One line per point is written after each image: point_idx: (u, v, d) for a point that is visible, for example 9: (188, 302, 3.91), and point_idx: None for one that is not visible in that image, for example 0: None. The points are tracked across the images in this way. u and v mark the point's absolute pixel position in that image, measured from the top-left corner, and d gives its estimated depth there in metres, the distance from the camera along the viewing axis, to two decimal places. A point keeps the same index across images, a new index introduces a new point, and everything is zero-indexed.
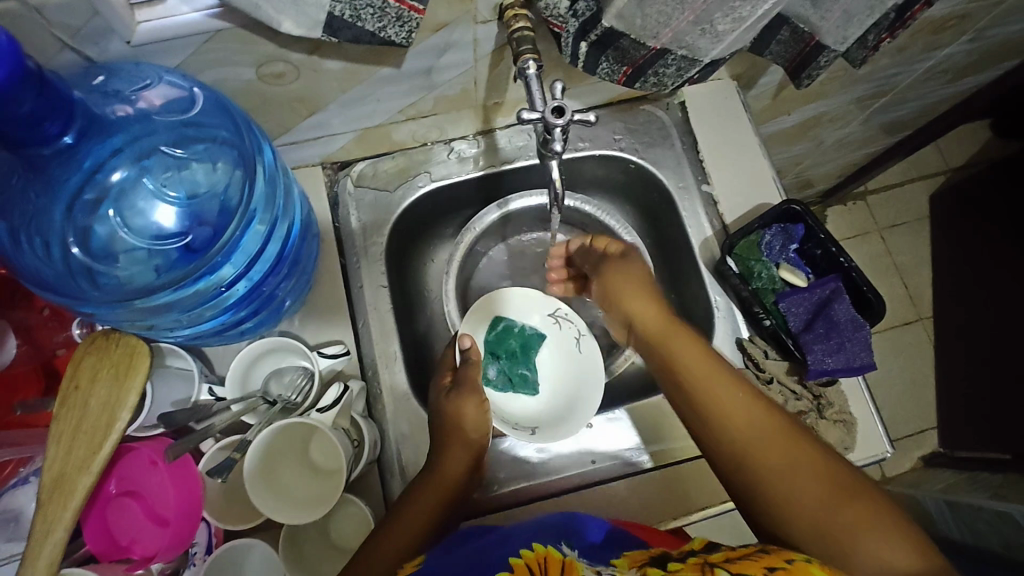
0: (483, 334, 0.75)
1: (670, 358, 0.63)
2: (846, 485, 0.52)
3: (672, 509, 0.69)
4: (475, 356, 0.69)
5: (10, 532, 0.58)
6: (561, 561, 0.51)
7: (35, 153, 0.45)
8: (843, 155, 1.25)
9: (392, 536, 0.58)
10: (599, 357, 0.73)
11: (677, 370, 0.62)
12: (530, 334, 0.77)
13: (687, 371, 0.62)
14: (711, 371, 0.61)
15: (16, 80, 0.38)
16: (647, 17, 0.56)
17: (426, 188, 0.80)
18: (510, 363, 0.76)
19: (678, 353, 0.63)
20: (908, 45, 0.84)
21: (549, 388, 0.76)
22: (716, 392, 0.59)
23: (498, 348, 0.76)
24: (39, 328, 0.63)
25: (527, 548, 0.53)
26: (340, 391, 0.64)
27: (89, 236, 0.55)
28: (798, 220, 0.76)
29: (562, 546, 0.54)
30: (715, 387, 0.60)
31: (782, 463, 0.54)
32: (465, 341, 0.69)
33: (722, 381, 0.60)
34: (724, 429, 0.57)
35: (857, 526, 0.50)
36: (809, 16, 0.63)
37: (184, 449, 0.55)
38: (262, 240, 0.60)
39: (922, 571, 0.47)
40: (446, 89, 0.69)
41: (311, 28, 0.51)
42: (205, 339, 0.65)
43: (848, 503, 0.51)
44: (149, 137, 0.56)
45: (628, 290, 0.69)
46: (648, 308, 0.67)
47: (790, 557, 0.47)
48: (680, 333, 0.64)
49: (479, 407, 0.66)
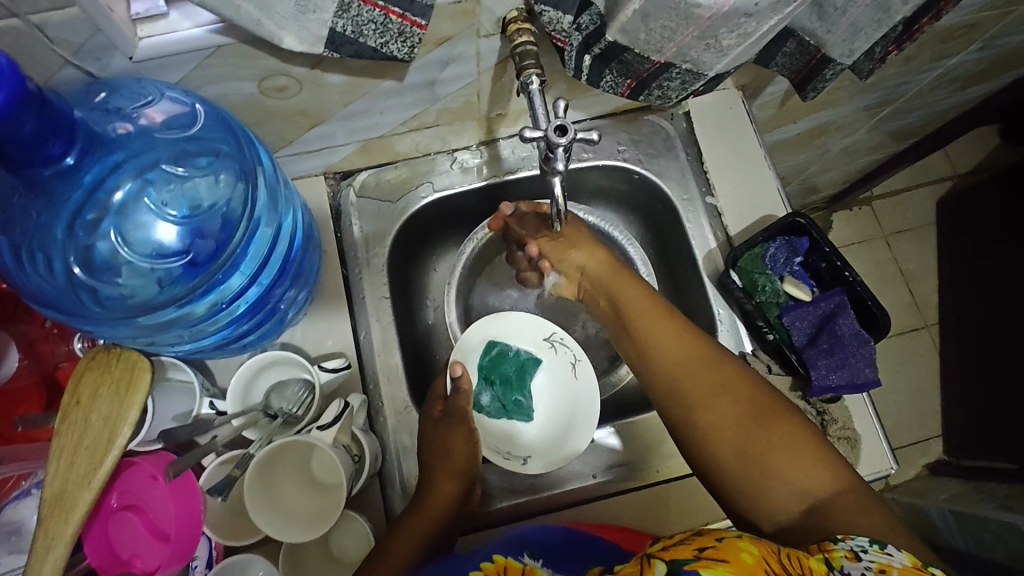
0: (477, 359, 0.75)
1: (621, 302, 0.69)
2: (769, 409, 0.58)
3: (672, 524, 0.69)
4: (466, 385, 0.70)
5: (11, 546, 0.58)
6: (522, 567, 0.52)
7: (36, 173, 0.45)
8: (849, 162, 1.24)
9: (386, 552, 0.59)
10: (595, 384, 0.73)
11: (627, 315, 0.68)
12: (524, 359, 0.76)
13: (636, 312, 0.67)
14: (657, 313, 0.66)
15: (18, 102, 0.38)
16: (651, 31, 0.55)
17: (429, 198, 0.79)
18: (504, 390, 0.74)
19: (627, 297, 0.69)
20: (916, 54, 0.84)
21: (545, 412, 0.75)
22: (661, 331, 0.65)
23: (493, 374, 0.74)
24: (41, 340, 0.63)
25: (489, 561, 0.54)
26: (340, 407, 0.63)
27: (91, 254, 0.55)
28: (803, 233, 0.75)
29: (525, 556, 0.56)
30: (660, 326, 0.65)
31: (717, 394, 0.60)
32: (456, 369, 0.70)
33: (667, 321, 0.65)
34: (666, 363, 0.63)
35: (779, 448, 0.55)
36: (815, 29, 0.63)
37: (187, 465, 0.55)
38: (270, 243, 0.60)
39: (832, 492, 0.53)
40: (449, 101, 0.69)
41: (313, 43, 0.51)
42: (207, 353, 0.65)
43: (772, 429, 0.57)
44: (150, 153, 0.56)
45: (575, 243, 0.74)
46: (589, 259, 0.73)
47: (721, 536, 0.47)
48: (624, 280, 0.70)
49: (468, 442, 0.68)
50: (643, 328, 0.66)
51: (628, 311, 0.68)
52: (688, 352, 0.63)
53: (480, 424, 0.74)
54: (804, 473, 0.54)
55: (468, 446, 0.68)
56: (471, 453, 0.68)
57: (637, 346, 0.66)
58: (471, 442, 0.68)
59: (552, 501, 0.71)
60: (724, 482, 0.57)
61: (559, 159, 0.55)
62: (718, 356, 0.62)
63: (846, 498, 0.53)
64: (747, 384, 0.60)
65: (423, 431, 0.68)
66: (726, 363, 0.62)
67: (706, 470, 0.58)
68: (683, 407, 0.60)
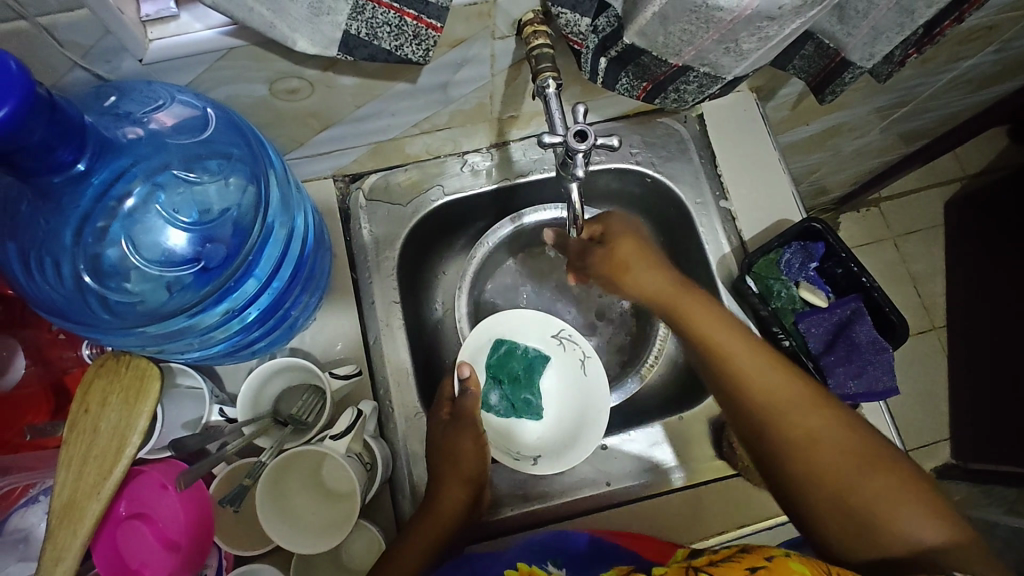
0: (484, 360, 0.74)
1: (697, 328, 0.63)
2: (869, 451, 0.54)
3: (686, 532, 0.69)
4: (474, 386, 0.69)
5: (21, 552, 0.57)
6: None
7: (46, 180, 0.44)
8: (860, 164, 1.23)
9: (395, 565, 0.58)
10: (604, 381, 0.72)
11: (705, 343, 0.62)
12: (533, 356, 0.75)
13: (718, 340, 0.62)
14: (742, 341, 0.62)
15: (27, 108, 0.37)
16: (670, 35, 0.54)
17: (439, 201, 0.78)
18: (513, 389, 0.74)
19: (704, 322, 0.63)
20: (932, 56, 0.82)
21: (555, 412, 0.75)
22: (748, 363, 0.60)
23: (500, 372, 0.74)
24: (49, 346, 0.62)
25: (513, 566, 0.59)
26: (354, 416, 0.61)
27: (100, 261, 0.54)
28: (819, 238, 0.74)
29: (548, 565, 0.59)
30: (747, 358, 0.60)
31: (816, 433, 0.56)
32: (464, 370, 0.69)
33: (753, 352, 0.61)
34: (756, 398, 0.59)
35: (892, 496, 0.51)
36: (836, 32, 0.61)
37: (196, 476, 0.54)
38: (284, 245, 0.59)
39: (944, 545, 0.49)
40: (462, 103, 0.68)
41: (326, 46, 0.50)
42: (217, 359, 0.64)
43: (878, 471, 0.53)
44: (161, 158, 0.55)
45: (637, 260, 0.68)
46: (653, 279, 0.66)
47: (769, 554, 0.49)
48: (697, 298, 0.65)
49: (477, 441, 0.66)
50: (726, 360, 0.61)
51: (706, 337, 0.62)
52: (778, 387, 0.59)
53: (487, 422, 0.74)
54: (913, 525, 0.50)
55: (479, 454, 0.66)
56: (480, 461, 0.66)
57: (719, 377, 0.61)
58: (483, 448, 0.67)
59: (563, 509, 0.71)
60: (827, 530, 0.53)
61: (578, 165, 0.54)
62: (811, 392, 0.58)
63: (964, 549, 0.49)
64: (845, 421, 0.57)
65: (433, 434, 0.67)
66: (819, 398, 0.58)
67: (805, 516, 0.54)
68: (777, 446, 0.56)
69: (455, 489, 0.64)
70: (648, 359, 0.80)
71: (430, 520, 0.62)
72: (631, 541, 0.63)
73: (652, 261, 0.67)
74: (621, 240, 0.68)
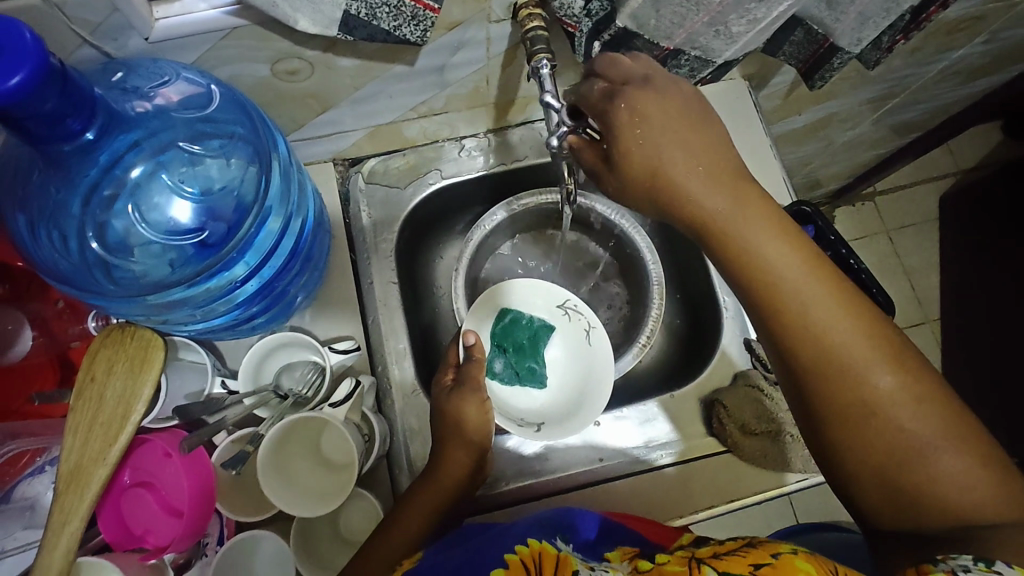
0: (489, 327, 0.75)
1: (751, 256, 0.48)
2: (929, 401, 0.46)
3: (674, 508, 0.71)
4: (478, 353, 0.68)
5: (27, 520, 0.60)
6: (556, 558, 0.52)
7: (56, 149, 0.45)
8: (852, 156, 1.25)
9: (392, 536, 0.60)
10: (609, 347, 0.73)
11: (759, 275, 0.48)
12: (537, 326, 0.77)
13: (776, 275, 0.48)
14: (809, 274, 0.48)
15: (42, 77, 0.38)
16: (661, 17, 0.56)
17: (436, 185, 0.80)
18: (517, 356, 0.75)
19: (767, 254, 0.48)
20: (921, 46, 0.84)
21: (557, 382, 0.77)
22: (814, 306, 0.47)
23: (505, 341, 0.75)
24: (55, 319, 0.64)
25: (522, 543, 0.55)
26: (352, 385, 0.64)
27: (106, 230, 0.55)
28: (809, 221, 0.76)
29: (557, 541, 0.56)
30: (814, 298, 0.48)
31: (884, 398, 0.46)
32: (469, 337, 0.68)
33: (821, 289, 0.48)
34: (817, 352, 0.47)
35: (965, 478, 0.44)
36: (824, 17, 0.63)
37: (200, 441, 0.58)
38: (277, 238, 0.61)
39: (998, 514, 0.43)
40: (458, 86, 0.70)
41: (327, 25, 0.51)
42: (218, 333, 0.66)
43: (941, 441, 0.45)
44: (168, 132, 0.56)
45: (684, 165, 0.49)
46: (716, 191, 0.49)
47: (776, 551, 0.46)
48: (756, 219, 0.49)
49: (482, 408, 0.65)
50: (784, 300, 0.48)
51: (761, 270, 0.48)
52: (849, 338, 0.47)
53: (492, 390, 0.74)
54: (964, 488, 0.44)
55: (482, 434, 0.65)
56: (480, 438, 0.65)
57: (770, 320, 0.49)
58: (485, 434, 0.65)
59: (556, 484, 0.72)
60: (868, 499, 0.48)
61: (553, 137, 0.57)
62: (885, 338, 0.48)
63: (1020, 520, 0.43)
64: (921, 382, 0.47)
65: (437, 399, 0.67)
66: (895, 351, 0.47)
67: (840, 475, 0.49)
68: (833, 407, 0.47)
69: (453, 463, 0.64)
70: (644, 335, 0.77)
71: (427, 492, 0.63)
72: (632, 521, 0.63)
73: (710, 160, 0.49)
74: (661, 138, 0.49)
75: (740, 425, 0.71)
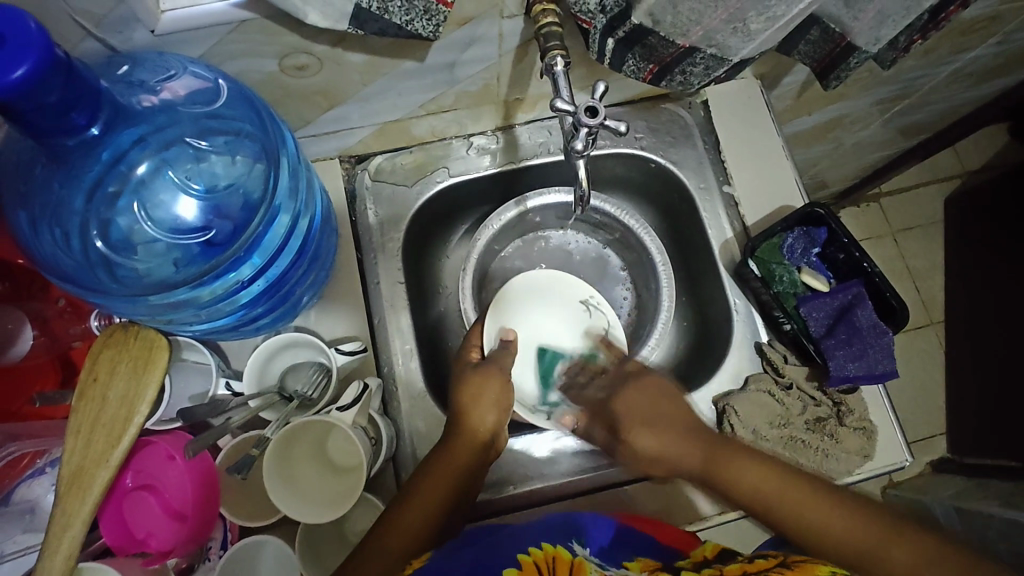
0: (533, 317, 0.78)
1: (722, 468, 0.57)
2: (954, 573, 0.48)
3: (677, 515, 0.69)
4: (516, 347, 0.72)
5: (27, 523, 0.58)
6: (570, 563, 0.53)
7: (60, 143, 0.44)
8: (860, 157, 1.23)
9: (392, 539, 0.56)
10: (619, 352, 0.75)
11: (743, 497, 0.56)
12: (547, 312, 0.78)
13: (742, 482, 0.56)
14: (780, 481, 0.55)
15: (47, 69, 0.37)
16: (679, 14, 0.55)
17: (444, 183, 0.78)
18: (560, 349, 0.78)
19: (735, 472, 0.57)
20: (935, 46, 0.83)
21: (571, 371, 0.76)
22: (790, 498, 0.54)
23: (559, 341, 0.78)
24: (55, 319, 0.62)
25: (536, 546, 0.55)
26: (360, 388, 0.63)
27: (110, 228, 0.55)
28: (821, 223, 0.74)
29: (573, 545, 0.56)
30: (794, 496, 0.54)
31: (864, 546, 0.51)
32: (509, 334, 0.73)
33: (784, 484, 0.55)
34: (795, 524, 0.53)
35: None
36: (842, 16, 0.61)
37: (203, 446, 0.56)
38: (286, 235, 0.59)
39: None
40: (467, 84, 0.68)
41: (337, 19, 0.50)
42: (222, 333, 0.65)
43: None
44: (174, 127, 0.55)
45: (650, 414, 0.63)
46: (676, 445, 0.60)
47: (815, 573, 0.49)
48: (720, 447, 0.59)
49: (503, 387, 0.67)
50: (773, 511, 0.55)
51: (738, 488, 0.56)
52: (849, 529, 0.51)
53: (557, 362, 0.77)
54: None
55: (495, 416, 0.65)
56: (495, 424, 0.65)
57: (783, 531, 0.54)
58: (502, 412, 0.66)
59: (563, 489, 0.71)
60: None
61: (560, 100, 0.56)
62: (844, 502, 0.53)
63: None
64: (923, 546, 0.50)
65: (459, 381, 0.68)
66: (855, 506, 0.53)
67: None
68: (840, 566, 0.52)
69: (463, 450, 0.63)
70: (655, 336, 0.76)
71: (416, 503, 0.59)
72: (644, 525, 0.62)
73: (665, 410, 0.63)
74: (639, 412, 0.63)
75: (750, 430, 0.71)
